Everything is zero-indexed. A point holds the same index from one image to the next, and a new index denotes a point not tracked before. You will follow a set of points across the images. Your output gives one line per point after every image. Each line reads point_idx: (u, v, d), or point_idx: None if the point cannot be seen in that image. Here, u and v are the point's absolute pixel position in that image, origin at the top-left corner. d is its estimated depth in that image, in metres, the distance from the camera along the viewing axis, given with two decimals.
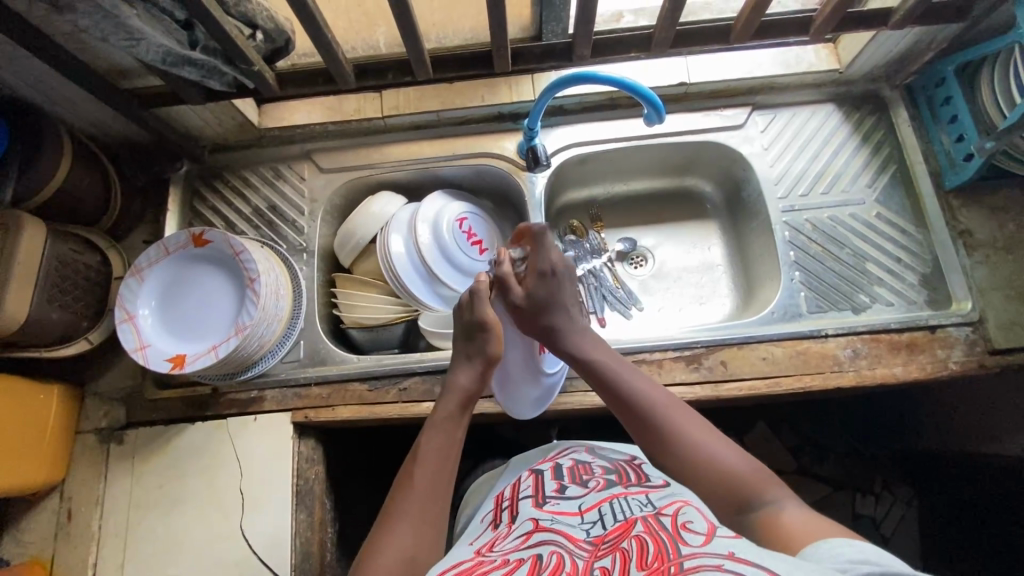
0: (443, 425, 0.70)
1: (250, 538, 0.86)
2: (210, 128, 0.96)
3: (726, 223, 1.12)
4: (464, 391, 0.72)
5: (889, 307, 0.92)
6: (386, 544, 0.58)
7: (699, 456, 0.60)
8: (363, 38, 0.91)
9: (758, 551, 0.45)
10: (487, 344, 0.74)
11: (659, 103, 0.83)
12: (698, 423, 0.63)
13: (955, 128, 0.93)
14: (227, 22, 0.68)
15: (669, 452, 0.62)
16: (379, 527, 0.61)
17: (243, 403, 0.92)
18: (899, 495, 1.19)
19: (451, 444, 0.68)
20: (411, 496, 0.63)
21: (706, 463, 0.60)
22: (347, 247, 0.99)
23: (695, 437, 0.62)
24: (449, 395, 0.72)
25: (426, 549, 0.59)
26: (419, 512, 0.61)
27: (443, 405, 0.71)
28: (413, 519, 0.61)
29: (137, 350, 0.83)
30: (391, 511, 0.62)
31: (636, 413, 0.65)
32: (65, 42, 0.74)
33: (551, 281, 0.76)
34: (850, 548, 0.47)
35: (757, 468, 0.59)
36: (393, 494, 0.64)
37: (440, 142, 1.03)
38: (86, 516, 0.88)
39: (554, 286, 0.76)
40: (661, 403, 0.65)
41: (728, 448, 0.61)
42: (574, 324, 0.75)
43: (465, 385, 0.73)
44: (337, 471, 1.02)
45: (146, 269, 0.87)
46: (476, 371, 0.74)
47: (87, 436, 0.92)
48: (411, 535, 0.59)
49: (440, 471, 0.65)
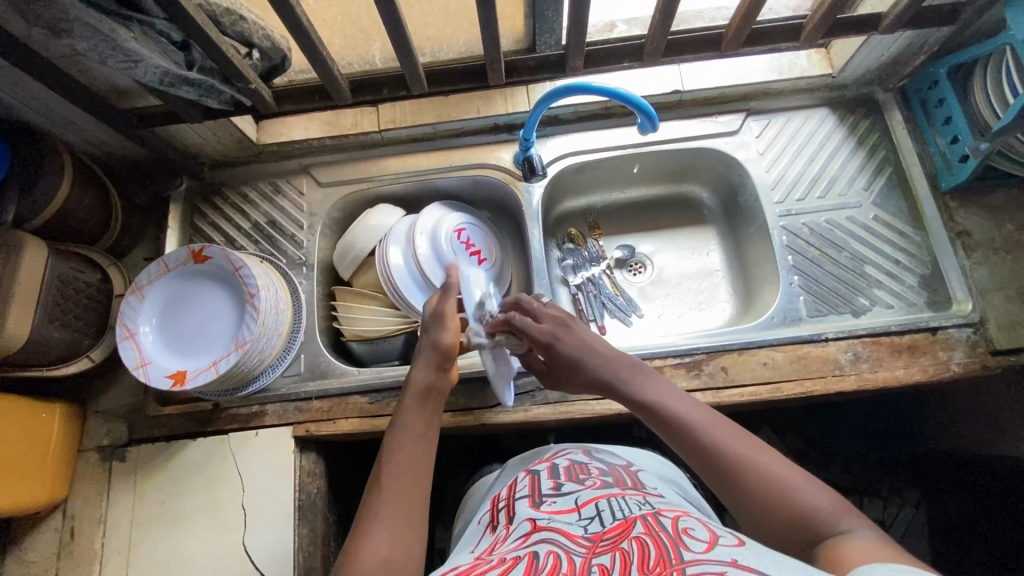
0: (411, 424, 0.69)
1: (252, 554, 0.86)
2: (209, 145, 0.97)
3: (723, 229, 1.12)
4: (422, 388, 0.72)
5: (889, 309, 0.92)
6: (365, 544, 0.55)
7: (763, 488, 0.55)
8: (359, 54, 0.93)
9: (763, 559, 0.45)
10: (440, 337, 0.76)
11: (651, 110, 0.84)
12: (763, 452, 0.58)
13: (949, 130, 0.93)
14: (224, 43, 0.69)
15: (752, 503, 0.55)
16: (357, 530, 0.57)
17: (245, 418, 0.92)
18: (906, 498, 1.18)
19: (422, 441, 0.67)
20: (387, 495, 0.60)
21: (771, 494, 0.54)
22: (347, 260, 1.00)
23: (758, 466, 0.56)
24: (409, 392, 0.72)
25: (406, 549, 0.55)
26: (395, 511, 0.58)
27: (404, 402, 0.71)
28: (392, 517, 0.58)
29: (137, 367, 0.83)
30: (367, 511, 0.59)
31: (689, 445, 0.61)
32: (64, 65, 0.75)
33: (556, 343, 0.76)
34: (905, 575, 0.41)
35: (832, 499, 0.53)
36: (367, 493, 0.61)
37: (437, 155, 1.03)
38: (88, 535, 0.88)
39: (566, 342, 0.76)
40: (731, 441, 0.59)
41: (800, 479, 0.55)
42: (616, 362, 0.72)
43: (422, 380, 0.73)
44: (338, 485, 1.01)
45: (146, 286, 0.87)
46: (431, 367, 0.75)
47: (90, 454, 0.92)
48: (390, 535, 0.56)
49: (413, 469, 0.63)
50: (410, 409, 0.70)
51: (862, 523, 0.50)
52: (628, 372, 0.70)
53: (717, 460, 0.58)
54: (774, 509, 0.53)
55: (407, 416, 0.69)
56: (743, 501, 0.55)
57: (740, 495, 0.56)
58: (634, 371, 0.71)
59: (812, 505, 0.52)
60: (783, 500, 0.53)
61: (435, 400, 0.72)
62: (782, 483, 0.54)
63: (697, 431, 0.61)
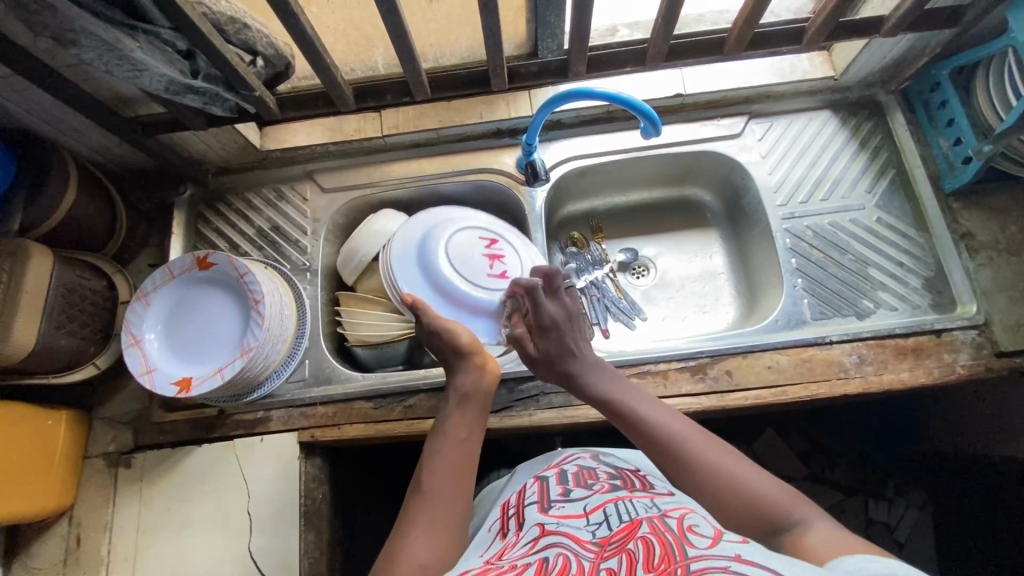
0: (453, 429, 0.69)
1: (259, 560, 0.86)
2: (213, 152, 0.98)
3: (727, 231, 1.12)
4: (466, 393, 0.73)
5: (893, 312, 0.92)
6: (403, 550, 0.58)
7: (718, 480, 0.60)
8: (362, 60, 0.93)
9: (769, 556, 0.45)
10: (460, 339, 0.76)
11: (654, 115, 0.84)
12: (729, 454, 0.62)
13: (952, 132, 0.93)
14: (228, 51, 0.69)
15: (723, 508, 0.59)
16: (396, 535, 0.60)
17: (249, 424, 0.92)
18: (912, 500, 1.17)
19: (460, 449, 0.67)
20: (427, 503, 0.62)
21: (722, 482, 0.60)
22: (349, 267, 1.00)
23: (727, 469, 0.61)
24: (451, 396, 0.73)
25: (440, 556, 0.58)
26: (433, 518, 0.61)
27: (446, 408, 0.72)
28: (430, 524, 0.60)
29: (143, 374, 0.84)
30: (405, 519, 0.62)
31: (648, 438, 0.65)
32: (69, 73, 0.76)
33: (556, 330, 0.78)
34: (875, 564, 0.47)
35: (786, 490, 0.59)
36: (409, 501, 0.64)
37: (441, 159, 1.04)
38: (95, 541, 0.88)
39: (563, 334, 0.78)
40: (703, 446, 0.63)
41: (750, 470, 0.61)
42: (591, 366, 0.76)
43: (465, 385, 0.74)
44: (343, 489, 1.02)
45: (152, 292, 0.88)
46: (470, 371, 0.75)
47: (96, 460, 0.92)
48: (427, 540, 0.59)
49: (454, 479, 0.64)
50: (452, 415, 0.71)
51: (815, 512, 0.57)
52: (603, 378, 0.74)
53: (670, 448, 0.63)
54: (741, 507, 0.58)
55: (450, 422, 0.70)
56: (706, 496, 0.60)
57: (685, 475, 0.62)
58: (593, 367, 0.77)
59: (766, 494, 0.58)
60: (740, 493, 0.59)
61: (482, 404, 0.73)
62: (735, 475, 0.60)
63: (654, 426, 0.66)
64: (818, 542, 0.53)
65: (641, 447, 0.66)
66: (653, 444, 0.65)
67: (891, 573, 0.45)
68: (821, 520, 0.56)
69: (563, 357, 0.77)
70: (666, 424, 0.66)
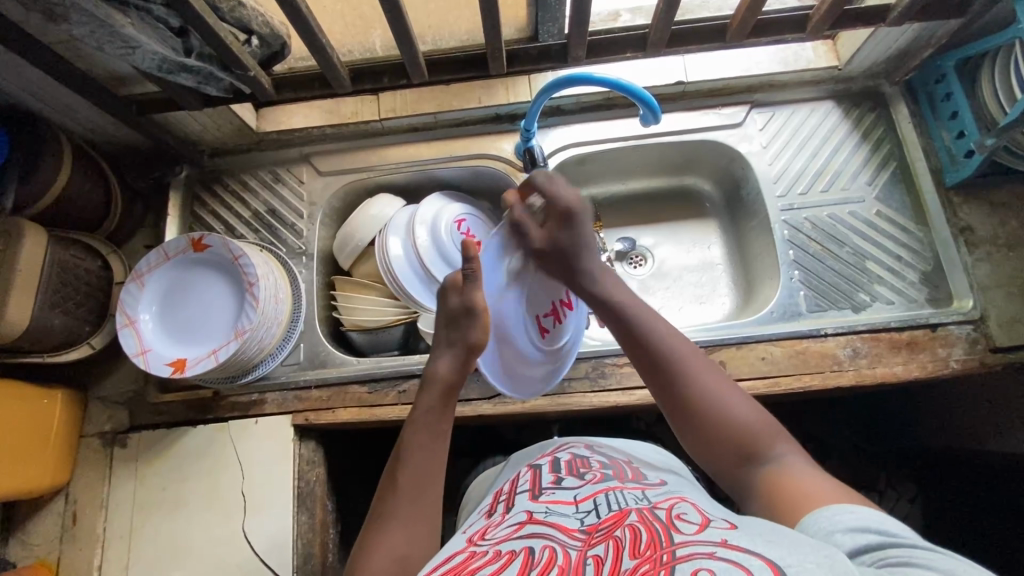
0: (427, 424, 0.66)
1: (253, 540, 0.87)
2: (209, 133, 0.97)
3: (726, 221, 1.11)
4: (446, 384, 0.68)
5: (888, 305, 0.92)
6: (379, 548, 0.57)
7: (703, 410, 0.61)
8: (359, 41, 0.92)
9: (754, 538, 0.45)
10: (471, 332, 0.69)
11: (654, 102, 0.81)
12: (731, 390, 0.62)
13: (956, 125, 0.92)
14: (221, 29, 0.68)
15: (714, 439, 0.60)
16: (371, 530, 0.59)
17: (245, 406, 0.92)
18: (902, 493, 1.18)
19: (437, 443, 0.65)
20: (401, 499, 0.61)
21: (716, 417, 0.60)
22: (346, 250, 0.99)
23: (723, 408, 0.60)
24: (431, 387, 0.68)
25: (418, 551, 0.58)
26: (408, 517, 0.59)
27: (426, 399, 0.67)
28: (404, 521, 0.59)
29: (138, 355, 0.84)
30: (383, 510, 0.61)
31: (654, 361, 0.65)
32: (60, 50, 0.75)
33: (572, 238, 0.72)
34: (850, 515, 0.47)
35: (777, 428, 0.59)
36: (381, 497, 0.62)
37: (439, 144, 1.03)
38: (91, 518, 0.89)
39: (576, 232, 0.72)
40: (705, 377, 0.63)
41: (753, 409, 0.60)
42: (597, 268, 0.73)
43: (447, 375, 0.68)
44: (338, 472, 1.02)
45: (146, 274, 0.87)
46: (456, 359, 0.69)
47: (92, 439, 0.93)
48: (405, 538, 0.58)
49: (426, 476, 0.62)
50: (430, 408, 0.67)
51: (791, 447, 0.57)
52: (603, 278, 0.72)
53: (669, 374, 0.64)
54: (733, 443, 0.58)
55: (426, 417, 0.66)
56: (697, 424, 0.61)
57: (683, 402, 0.62)
58: (601, 271, 0.73)
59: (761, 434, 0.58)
60: (733, 430, 0.59)
61: (457, 398, 0.69)
62: (716, 399, 0.61)
63: (662, 349, 0.65)
64: (795, 476, 0.54)
65: (642, 365, 0.66)
66: (660, 367, 0.64)
67: (863, 526, 0.46)
68: (796, 458, 0.56)
69: (567, 257, 0.72)
70: (671, 342, 0.65)
